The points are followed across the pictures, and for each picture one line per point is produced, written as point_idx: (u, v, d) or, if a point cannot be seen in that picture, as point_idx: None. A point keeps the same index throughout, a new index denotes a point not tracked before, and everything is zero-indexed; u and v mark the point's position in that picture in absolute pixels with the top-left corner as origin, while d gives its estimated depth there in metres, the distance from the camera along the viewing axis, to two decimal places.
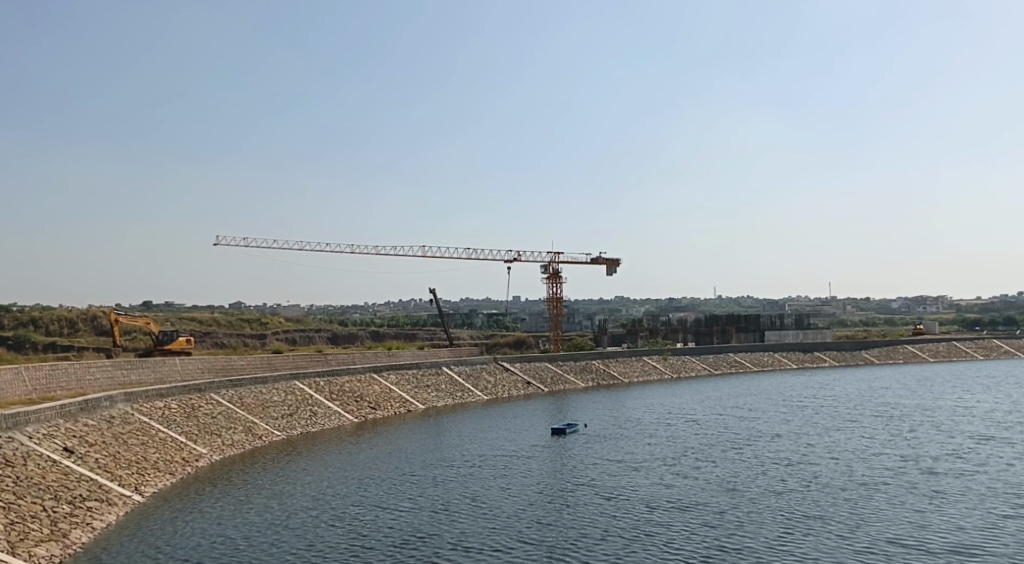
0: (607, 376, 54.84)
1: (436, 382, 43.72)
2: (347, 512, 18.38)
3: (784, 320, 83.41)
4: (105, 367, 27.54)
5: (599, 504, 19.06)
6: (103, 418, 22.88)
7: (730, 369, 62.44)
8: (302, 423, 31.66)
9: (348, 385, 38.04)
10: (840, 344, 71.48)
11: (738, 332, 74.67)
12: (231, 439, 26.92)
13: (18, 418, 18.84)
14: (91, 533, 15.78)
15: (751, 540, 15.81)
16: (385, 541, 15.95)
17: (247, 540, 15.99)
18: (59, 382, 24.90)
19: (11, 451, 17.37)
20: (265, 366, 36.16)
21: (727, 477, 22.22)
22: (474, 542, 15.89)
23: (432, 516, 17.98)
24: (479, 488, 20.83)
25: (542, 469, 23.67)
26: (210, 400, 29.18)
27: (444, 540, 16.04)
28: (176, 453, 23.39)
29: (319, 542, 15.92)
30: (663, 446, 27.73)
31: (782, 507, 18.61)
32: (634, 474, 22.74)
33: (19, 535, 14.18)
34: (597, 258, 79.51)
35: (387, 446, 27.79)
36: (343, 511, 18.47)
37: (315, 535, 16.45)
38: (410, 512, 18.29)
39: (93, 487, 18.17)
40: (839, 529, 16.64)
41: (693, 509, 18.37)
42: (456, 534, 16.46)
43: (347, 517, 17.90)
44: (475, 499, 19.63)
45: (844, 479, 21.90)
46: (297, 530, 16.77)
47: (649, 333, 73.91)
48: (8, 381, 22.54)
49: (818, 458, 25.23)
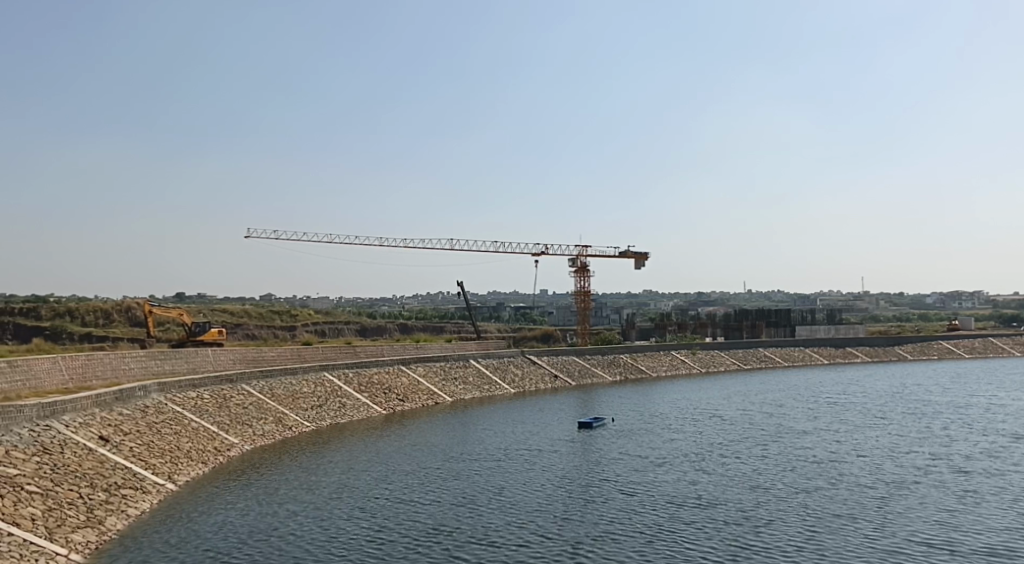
0: (635, 370, 54.60)
1: (463, 374, 43.85)
2: (369, 504, 18.41)
3: (815, 315, 82.41)
4: (139, 357, 27.97)
5: (620, 500, 18.89)
6: (138, 407, 23.27)
7: (760, 364, 61.90)
8: (331, 415, 31.91)
9: (377, 377, 38.28)
10: (872, 340, 70.36)
11: (768, 327, 73.95)
12: (261, 430, 27.20)
13: (56, 407, 19.20)
14: (126, 521, 16.06)
15: (773, 539, 15.55)
16: (407, 534, 15.97)
17: (271, 530, 16.06)
18: (94, 371, 25.36)
19: (48, 439, 17.72)
20: (295, 357, 36.51)
21: (752, 474, 21.97)
22: (492, 537, 15.80)
23: (452, 509, 17.94)
24: (500, 483, 20.77)
25: (565, 463, 23.57)
26: (241, 391, 29.55)
27: (465, 534, 16.00)
28: (208, 443, 23.71)
29: (340, 533, 15.95)
30: (687, 442, 27.48)
31: (806, 505, 18.34)
32: (657, 470, 22.53)
33: (56, 521, 14.46)
34: (625, 252, 79.06)
35: (414, 438, 27.91)
36: (364, 503, 18.50)
37: (335, 526, 16.47)
38: (431, 505, 18.33)
39: (128, 475, 18.46)
40: (865, 529, 16.30)
41: (716, 507, 18.12)
42: (476, 529, 16.36)
43: (368, 509, 17.92)
44: (496, 494, 19.56)
45: (872, 478, 21.47)
46: (319, 522, 16.80)
47: (677, 328, 73.55)
48: (46, 370, 23.01)
49: (846, 456, 24.87)
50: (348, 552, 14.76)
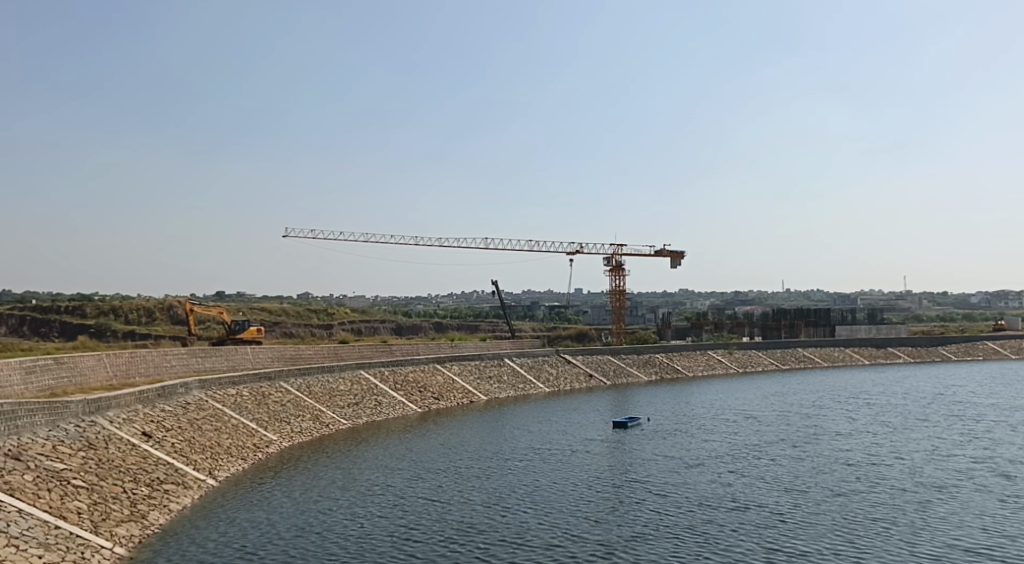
0: (671, 369, 54.11)
1: (498, 373, 43.90)
2: (400, 502, 18.44)
3: (856, 315, 80.94)
4: (181, 355, 28.46)
5: (652, 501, 18.71)
6: (179, 404, 23.68)
7: (799, 364, 60.92)
8: (367, 413, 32.12)
9: (412, 376, 38.45)
10: (915, 340, 68.85)
11: (807, 327, 72.82)
12: (299, 427, 27.49)
13: (100, 403, 19.60)
14: (168, 516, 16.32)
15: (807, 542, 15.28)
16: (437, 533, 15.94)
17: (303, 527, 16.13)
18: (138, 368, 25.87)
19: (93, 435, 18.09)
20: (332, 355, 36.85)
21: (788, 476, 21.64)
22: (521, 537, 15.73)
23: (483, 509, 17.89)
24: (531, 483, 20.67)
25: (597, 463, 23.48)
26: (279, 388, 29.92)
27: (495, 533, 15.98)
28: (247, 439, 24.06)
29: (370, 532, 15.96)
30: (721, 443, 27.13)
31: (842, 508, 17.98)
32: (689, 471, 22.30)
33: (101, 515, 14.77)
34: (660, 251, 78.50)
35: (447, 436, 28.02)
36: (396, 501, 18.53)
37: (366, 524, 16.51)
38: (462, 504, 18.36)
39: (170, 470, 18.77)
40: (904, 533, 15.93)
41: (749, 509, 17.86)
42: (505, 529, 16.29)
43: (400, 507, 17.95)
44: (527, 493, 19.49)
45: (912, 481, 20.97)
46: (350, 519, 16.82)
47: (714, 327, 72.77)
48: (91, 367, 23.53)
49: (885, 458, 24.42)
50: (378, 550, 14.75)
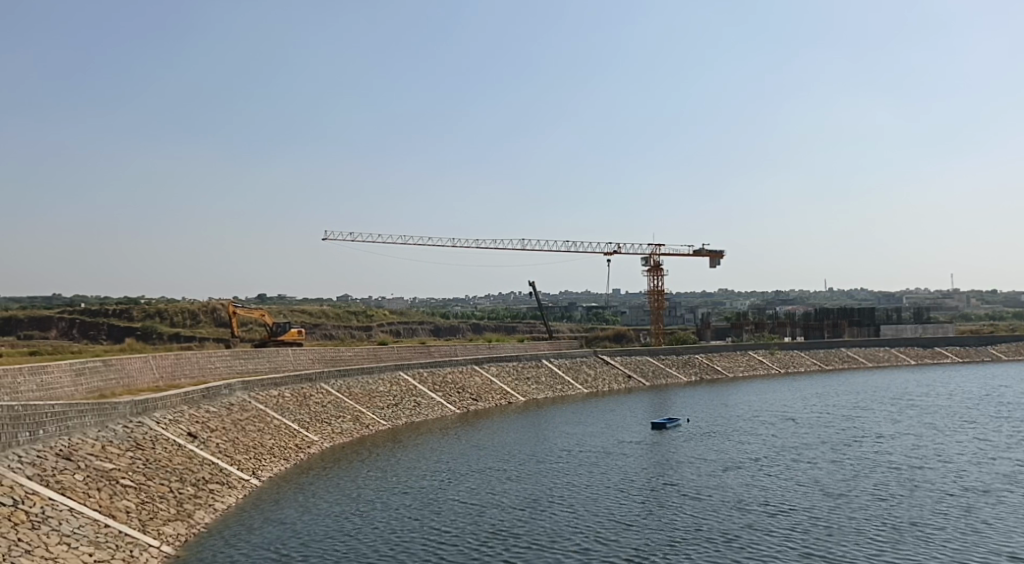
0: (711, 370, 53.54)
1: (536, 374, 43.85)
2: (434, 503, 18.47)
3: (901, 315, 79.29)
4: (224, 356, 28.93)
5: (686, 505, 18.49)
6: (224, 405, 24.09)
7: (843, 365, 59.80)
8: (407, 414, 32.32)
9: (451, 377, 38.59)
10: (963, 340, 67.12)
11: (850, 326, 71.57)
12: (340, 428, 27.77)
13: (147, 404, 20.00)
14: (213, 514, 16.61)
15: (846, 547, 14.98)
16: (472, 534, 15.95)
17: (338, 527, 16.26)
18: (183, 370, 26.36)
19: (141, 435, 18.49)
20: (372, 357, 37.16)
21: (827, 480, 21.24)
22: (553, 540, 15.62)
23: (516, 511, 17.84)
24: (564, 486, 20.54)
25: (632, 466, 23.21)
26: (321, 389, 30.29)
27: (529, 535, 15.93)
28: (290, 439, 24.38)
29: (403, 532, 15.98)
30: (757, 446, 26.81)
31: (882, 512, 17.63)
32: (725, 475, 21.99)
33: (149, 514, 15.05)
34: (699, 251, 77.55)
35: (484, 438, 28.02)
36: (429, 502, 18.54)
37: (400, 525, 16.53)
38: (496, 506, 18.32)
39: (215, 470, 19.10)
40: (946, 538, 15.55)
41: (786, 513, 17.56)
42: (539, 531, 16.20)
43: (434, 509, 17.96)
44: (560, 496, 19.35)
45: (955, 485, 20.45)
46: (383, 521, 16.85)
47: (754, 327, 71.79)
48: (139, 368, 24.06)
49: (927, 461, 23.88)
50: (416, 551, 14.79)
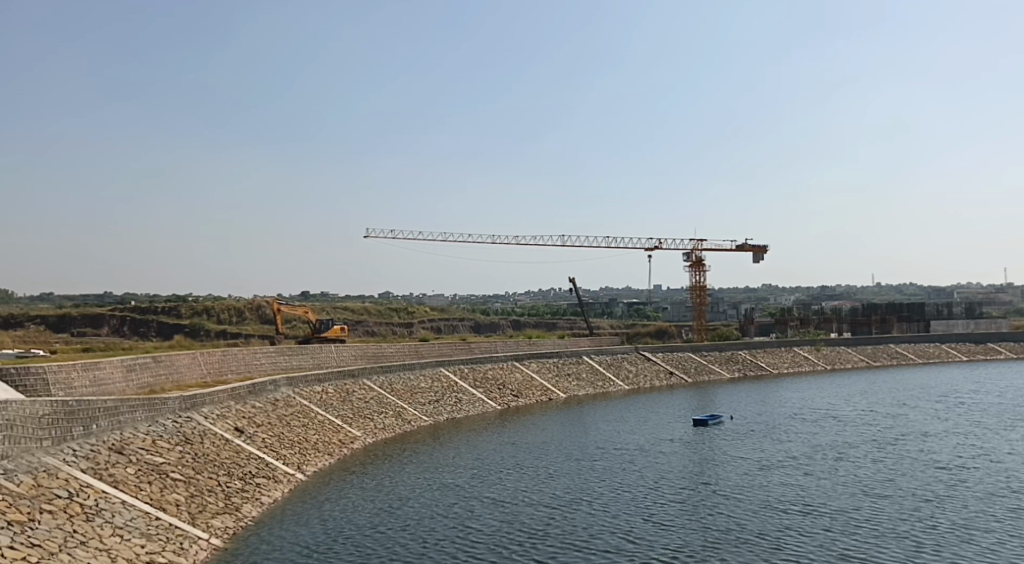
0: (754, 366, 52.82)
1: (577, 370, 43.77)
2: (471, 499, 18.51)
3: (952, 310, 77.15)
4: (270, 353, 29.41)
5: (721, 504, 18.19)
6: (269, 401, 24.47)
7: (892, 361, 58.46)
8: (448, 409, 32.51)
9: (492, 373, 38.72)
10: (1018, 336, 65.03)
11: (899, 322, 69.96)
12: (382, 423, 28.03)
13: (196, 399, 20.44)
14: (260, 508, 16.88)
15: (887, 548, 14.64)
16: (511, 531, 15.96)
17: (379, 522, 16.38)
18: (230, 366, 26.83)
19: (190, 429, 18.90)
20: (413, 354, 37.44)
21: (868, 479, 20.77)
22: (586, 538, 15.46)
23: (554, 508, 17.77)
24: (599, 484, 20.33)
25: (668, 464, 22.95)
26: (363, 386, 30.55)
27: (564, 533, 15.82)
28: (333, 435, 24.64)
29: (442, 528, 16.01)
30: (795, 444, 26.34)
31: (923, 512, 17.25)
32: (763, 474, 21.60)
33: (197, 506, 15.36)
34: (743, 246, 76.48)
35: (523, 435, 27.96)
36: (467, 498, 18.59)
37: (439, 520, 16.60)
38: (531, 503, 18.25)
39: (261, 464, 19.45)
40: (993, 540, 15.12)
41: (825, 513, 17.20)
42: (574, 530, 16.04)
43: (471, 504, 18.00)
44: (594, 494, 19.17)
45: (1002, 485, 19.87)
46: (423, 516, 16.93)
47: (800, 323, 70.51)
48: (187, 365, 24.57)
49: (974, 460, 23.23)
50: (457, 546, 14.84)
